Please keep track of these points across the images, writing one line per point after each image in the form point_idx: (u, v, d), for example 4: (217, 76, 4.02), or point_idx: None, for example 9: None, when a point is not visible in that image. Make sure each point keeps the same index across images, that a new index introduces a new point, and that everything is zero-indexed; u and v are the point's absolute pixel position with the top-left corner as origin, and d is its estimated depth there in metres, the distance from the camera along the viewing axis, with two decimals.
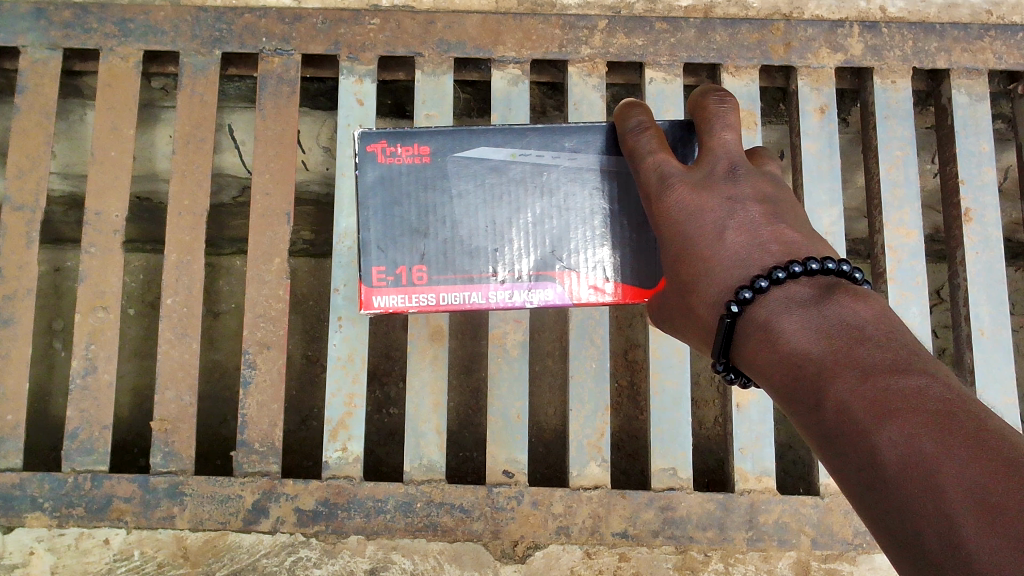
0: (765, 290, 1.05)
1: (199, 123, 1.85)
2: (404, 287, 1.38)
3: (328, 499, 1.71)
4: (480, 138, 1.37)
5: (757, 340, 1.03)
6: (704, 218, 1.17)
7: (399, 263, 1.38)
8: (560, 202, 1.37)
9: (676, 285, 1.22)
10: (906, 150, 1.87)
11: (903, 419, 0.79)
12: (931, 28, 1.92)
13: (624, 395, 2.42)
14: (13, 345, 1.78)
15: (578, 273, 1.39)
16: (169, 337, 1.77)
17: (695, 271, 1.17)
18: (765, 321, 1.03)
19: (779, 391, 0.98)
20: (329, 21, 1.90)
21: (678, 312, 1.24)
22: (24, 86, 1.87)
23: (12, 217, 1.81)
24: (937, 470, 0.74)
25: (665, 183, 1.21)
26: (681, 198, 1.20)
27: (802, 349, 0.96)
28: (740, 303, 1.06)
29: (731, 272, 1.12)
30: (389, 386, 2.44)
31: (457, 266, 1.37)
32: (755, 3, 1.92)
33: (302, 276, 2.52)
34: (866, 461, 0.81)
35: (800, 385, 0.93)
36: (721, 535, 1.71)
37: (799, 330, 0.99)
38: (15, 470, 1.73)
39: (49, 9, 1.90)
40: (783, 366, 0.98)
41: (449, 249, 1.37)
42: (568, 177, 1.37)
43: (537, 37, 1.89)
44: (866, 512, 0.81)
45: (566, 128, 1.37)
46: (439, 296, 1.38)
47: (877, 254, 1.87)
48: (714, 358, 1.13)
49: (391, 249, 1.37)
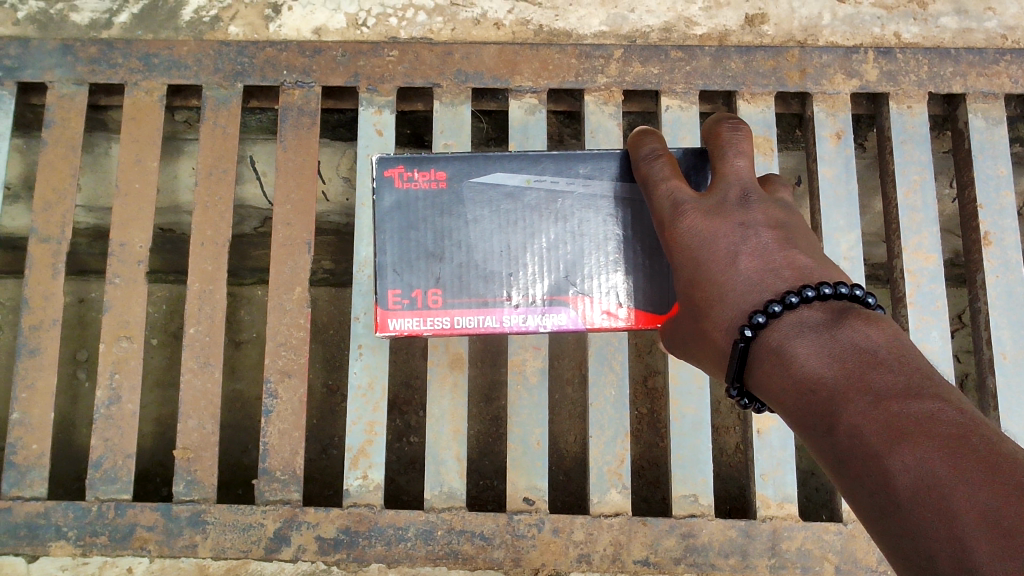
0: (778, 315, 1.04)
1: (221, 155, 1.88)
2: (419, 310, 1.39)
3: (349, 527, 1.72)
4: (496, 164, 1.40)
5: (770, 365, 1.03)
6: (717, 243, 1.17)
7: (414, 287, 1.39)
8: (574, 228, 1.39)
9: (689, 310, 1.21)
10: (924, 175, 1.87)
11: (916, 443, 0.79)
12: (945, 53, 1.93)
13: (644, 423, 2.42)
14: (39, 375, 1.80)
15: (591, 298, 1.40)
16: (192, 366, 1.79)
17: (707, 295, 1.17)
18: (778, 345, 1.03)
19: (792, 415, 0.98)
20: (349, 53, 1.93)
21: (690, 337, 1.23)
22: (51, 121, 1.91)
23: (38, 249, 1.84)
24: (950, 495, 0.74)
25: (678, 210, 1.21)
26: (693, 224, 1.19)
27: (814, 373, 0.96)
28: (753, 327, 1.06)
29: (744, 296, 1.12)
30: (408, 414, 2.45)
31: (472, 291, 1.39)
32: (770, 31, 1.95)
33: (322, 305, 2.54)
34: (880, 485, 0.81)
35: (814, 410, 0.93)
36: (743, 562, 1.70)
37: (811, 354, 0.99)
38: (40, 499, 1.74)
39: (76, 45, 1.94)
40: (795, 390, 0.98)
41: (464, 274, 1.39)
42: (582, 203, 1.39)
43: (554, 66, 1.91)
44: (881, 537, 0.81)
45: (580, 155, 1.40)
46: (454, 320, 1.39)
47: (896, 278, 1.87)
48: (728, 383, 1.12)
49: (407, 273, 1.39)
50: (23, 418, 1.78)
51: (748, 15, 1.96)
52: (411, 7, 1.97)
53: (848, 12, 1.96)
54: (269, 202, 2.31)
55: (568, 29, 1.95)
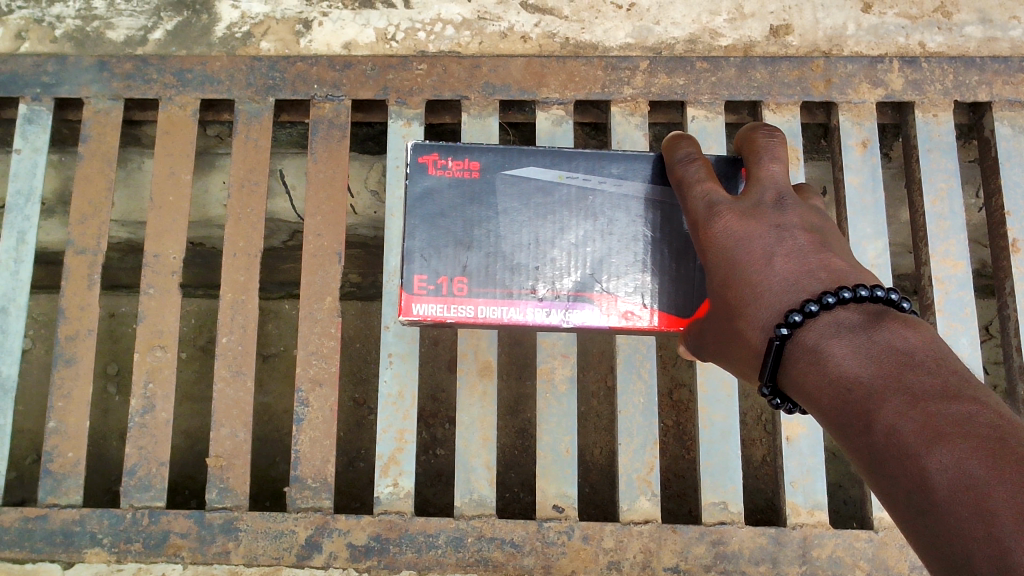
0: (815, 315, 1.04)
1: (252, 168, 1.91)
2: (443, 297, 1.38)
3: (380, 534, 1.73)
4: (530, 158, 1.42)
5: (805, 364, 1.03)
6: (752, 244, 1.18)
7: (441, 273, 1.38)
8: (603, 225, 1.40)
9: (722, 310, 1.21)
10: (951, 183, 1.87)
11: (955, 443, 0.80)
12: (971, 62, 1.94)
13: (670, 435, 2.41)
14: (75, 384, 1.83)
15: (615, 296, 1.39)
16: (224, 374, 1.81)
17: (741, 295, 1.16)
18: (814, 346, 1.03)
19: (826, 415, 0.98)
20: (378, 67, 1.96)
21: (724, 337, 1.22)
22: (86, 135, 1.95)
23: (74, 260, 1.88)
24: (988, 494, 0.74)
25: (712, 210, 1.23)
26: (728, 225, 1.21)
27: (851, 373, 0.96)
28: (789, 325, 1.05)
29: (780, 296, 1.12)
30: (434, 427, 2.46)
31: (498, 281, 1.38)
32: (795, 42, 1.97)
33: (349, 318, 2.57)
34: (917, 484, 0.81)
35: (849, 409, 0.93)
36: (774, 569, 1.69)
37: (847, 354, 0.99)
38: (75, 506, 1.77)
39: (111, 61, 1.99)
40: (831, 389, 0.97)
41: (491, 264, 1.39)
42: (613, 202, 1.41)
43: (580, 78, 1.93)
44: (917, 538, 0.81)
45: (613, 155, 1.42)
46: (478, 309, 1.38)
47: (924, 286, 1.86)
48: (761, 382, 1.11)
49: (434, 259, 1.38)
50: (59, 427, 1.81)
51: (773, 26, 1.98)
52: (439, 21, 2.00)
53: (872, 22, 1.98)
54: (299, 216, 2.34)
55: (594, 41, 1.98)
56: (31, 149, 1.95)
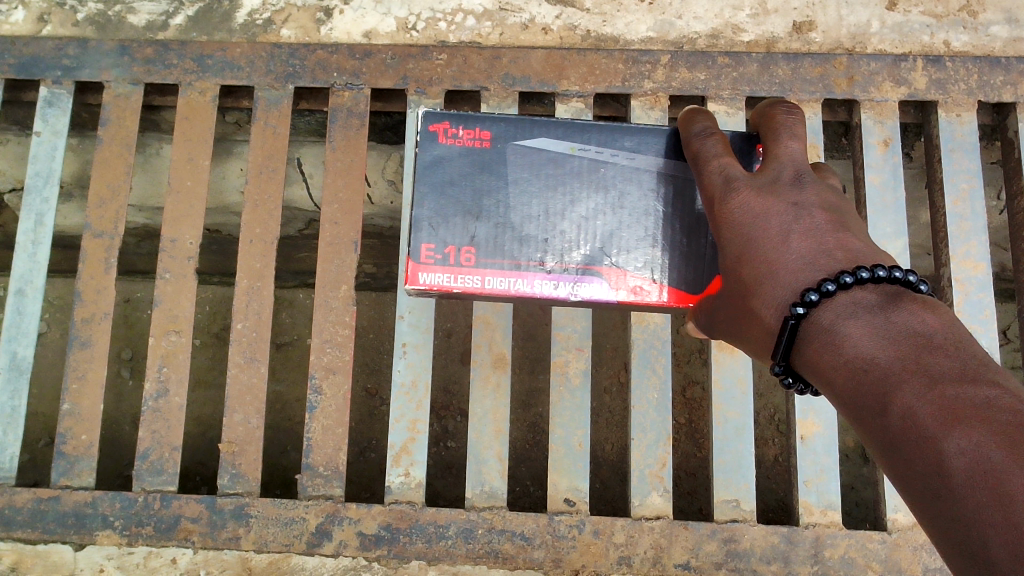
0: (832, 294, 1.03)
1: (271, 155, 1.91)
2: (450, 267, 1.35)
3: (390, 524, 1.73)
4: (542, 129, 1.39)
5: (819, 342, 1.02)
6: (769, 222, 1.16)
7: (448, 243, 1.36)
8: (615, 199, 1.38)
9: (736, 288, 1.19)
10: (973, 183, 1.86)
11: (973, 428, 0.78)
12: (996, 62, 1.92)
13: (682, 432, 2.40)
14: (90, 366, 1.83)
15: (625, 271, 1.37)
16: (238, 360, 1.81)
17: (757, 274, 1.15)
18: (829, 325, 1.01)
19: (840, 395, 0.96)
20: (398, 56, 1.96)
21: (737, 316, 1.21)
22: (106, 119, 1.95)
23: (91, 243, 1.88)
24: (1005, 478, 0.73)
25: (730, 185, 1.20)
26: (745, 202, 1.18)
27: (865, 353, 0.95)
28: (806, 304, 1.04)
29: (797, 276, 1.10)
30: (446, 419, 2.45)
31: (507, 252, 1.36)
32: (818, 39, 1.95)
33: (364, 308, 2.57)
34: (933, 467, 0.80)
35: (865, 389, 0.92)
36: (786, 568, 1.68)
37: (864, 334, 0.97)
38: (88, 488, 1.77)
39: (132, 46, 1.99)
40: (845, 369, 0.96)
41: (499, 235, 1.36)
42: (626, 175, 1.38)
43: (601, 71, 1.93)
44: (930, 521, 0.80)
45: (627, 127, 1.40)
46: (485, 280, 1.35)
47: (943, 287, 1.84)
48: (774, 360, 1.10)
49: (442, 227, 1.36)
50: (73, 409, 1.81)
51: (796, 22, 1.96)
52: (460, 12, 2.00)
53: (897, 20, 1.96)
54: (315, 205, 2.34)
55: (616, 34, 1.97)
56: (51, 132, 1.95)
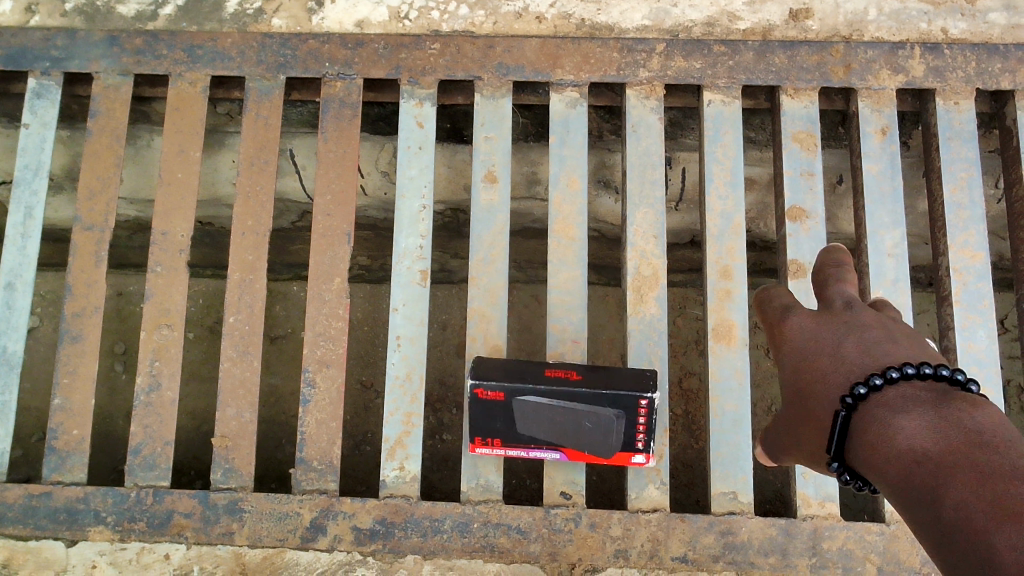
0: (879, 388, 0.96)
1: (262, 146, 1.90)
2: (495, 445, 1.67)
3: (385, 518, 1.71)
4: (543, 384, 1.58)
5: (864, 434, 0.94)
6: (823, 338, 1.10)
7: (490, 438, 1.66)
8: (600, 436, 1.61)
9: (793, 398, 1.11)
10: (971, 172, 1.84)
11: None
12: (994, 49, 1.90)
13: (680, 424, 2.38)
14: (80, 361, 1.81)
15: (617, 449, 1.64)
16: (231, 354, 1.80)
17: (811, 380, 1.08)
18: (875, 416, 0.94)
19: (887, 487, 0.88)
20: (390, 46, 1.94)
21: (793, 421, 1.12)
22: (96, 111, 1.93)
23: (82, 236, 1.86)
24: None
25: (789, 313, 1.18)
26: (804, 328, 1.14)
27: (909, 443, 0.87)
28: (854, 398, 0.97)
29: (846, 377, 1.03)
30: (442, 411, 2.44)
31: (525, 446, 1.64)
32: (815, 27, 1.93)
33: (359, 301, 2.56)
34: (982, 563, 0.72)
35: (910, 481, 0.84)
36: (783, 561, 1.67)
37: (910, 423, 0.90)
38: (80, 484, 1.75)
39: (121, 36, 1.97)
40: (889, 460, 0.88)
41: (519, 444, 1.64)
42: (609, 429, 1.60)
43: (595, 60, 1.91)
44: None
45: (610, 388, 1.57)
46: (517, 450, 1.66)
47: (941, 276, 1.82)
48: (827, 457, 1.01)
49: (483, 427, 1.64)
50: (64, 404, 1.79)
51: (792, 11, 1.94)
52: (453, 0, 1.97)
53: (895, 7, 1.93)
54: (309, 196, 2.32)
55: (610, 23, 1.94)
56: (40, 124, 1.93)
